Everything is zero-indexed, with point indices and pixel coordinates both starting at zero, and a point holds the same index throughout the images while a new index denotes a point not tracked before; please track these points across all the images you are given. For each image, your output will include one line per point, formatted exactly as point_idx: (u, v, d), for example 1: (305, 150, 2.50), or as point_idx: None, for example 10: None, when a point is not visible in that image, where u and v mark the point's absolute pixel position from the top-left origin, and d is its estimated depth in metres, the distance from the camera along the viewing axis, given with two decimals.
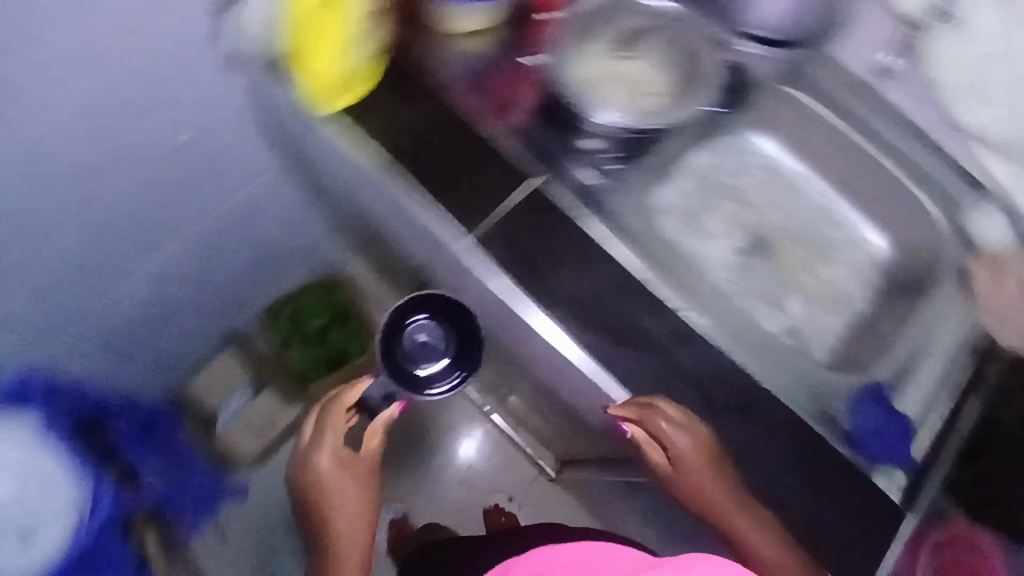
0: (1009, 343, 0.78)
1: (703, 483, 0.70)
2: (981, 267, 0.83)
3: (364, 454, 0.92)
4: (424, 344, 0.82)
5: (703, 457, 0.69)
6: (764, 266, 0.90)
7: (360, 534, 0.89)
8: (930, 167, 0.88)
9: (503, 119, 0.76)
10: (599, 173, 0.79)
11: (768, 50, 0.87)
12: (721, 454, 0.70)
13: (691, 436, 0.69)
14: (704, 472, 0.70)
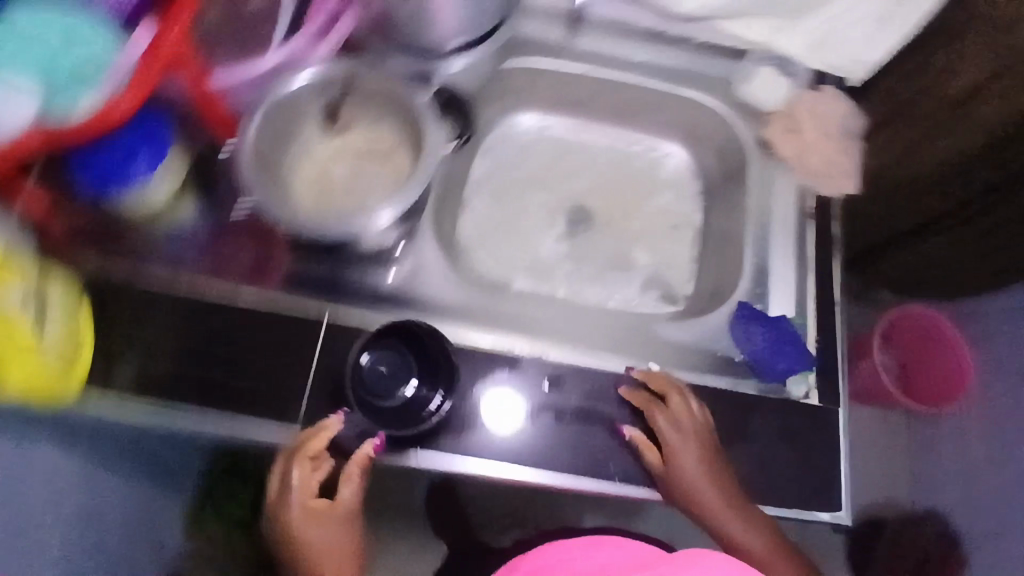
0: (828, 193, 0.79)
1: (701, 481, 0.64)
2: (773, 130, 0.82)
3: (340, 512, 0.64)
4: (383, 375, 0.65)
5: (704, 441, 0.65)
6: (596, 237, 0.88)
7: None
8: (681, 63, 0.84)
9: (261, 286, 0.70)
10: (391, 266, 0.75)
11: (470, 55, 0.77)
12: (714, 442, 0.66)
13: (689, 421, 0.65)
14: (699, 461, 0.64)
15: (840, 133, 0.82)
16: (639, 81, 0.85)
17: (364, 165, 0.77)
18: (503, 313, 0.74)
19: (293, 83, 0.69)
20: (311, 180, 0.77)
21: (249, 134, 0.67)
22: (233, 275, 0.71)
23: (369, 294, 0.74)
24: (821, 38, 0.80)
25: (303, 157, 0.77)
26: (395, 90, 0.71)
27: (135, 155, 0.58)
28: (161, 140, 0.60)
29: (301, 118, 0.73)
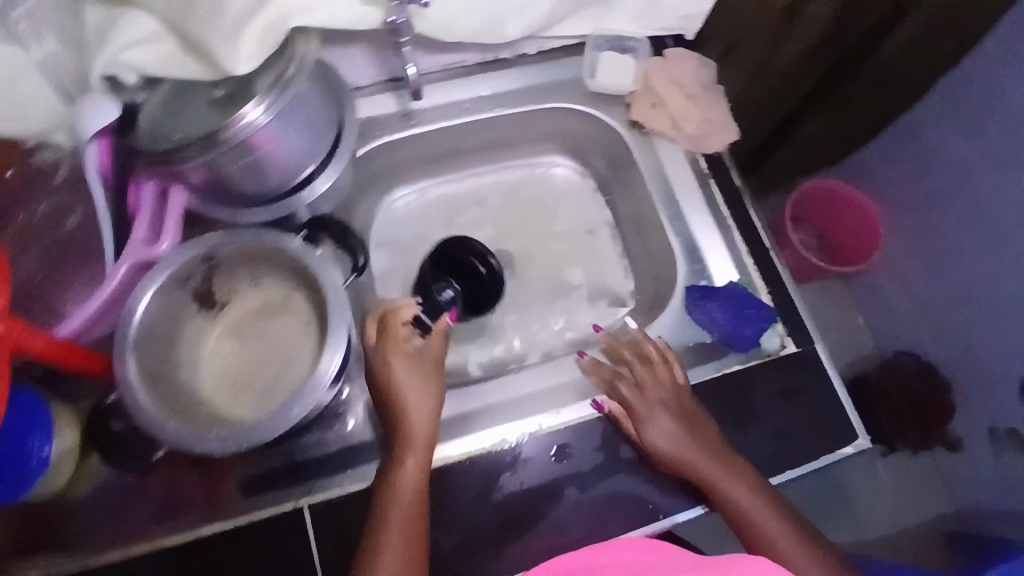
0: (715, 150, 0.79)
1: (680, 441, 0.63)
2: (640, 109, 0.80)
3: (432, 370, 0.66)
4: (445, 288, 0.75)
5: (675, 397, 0.66)
6: (525, 277, 0.86)
7: (416, 528, 0.58)
8: (527, 81, 0.82)
9: (220, 507, 0.65)
10: (346, 413, 0.69)
11: (328, 173, 0.69)
12: (688, 400, 0.67)
13: (659, 382, 0.67)
14: (675, 418, 0.65)
15: (702, 89, 0.79)
16: (498, 112, 0.81)
17: (263, 326, 0.71)
18: (481, 406, 0.69)
19: (148, 291, 0.61)
20: (217, 370, 0.69)
21: (129, 362, 0.59)
22: (194, 510, 0.64)
23: (340, 454, 0.67)
24: (645, 8, 0.77)
25: (195, 350, 0.69)
26: (257, 244, 0.64)
27: (21, 437, 0.58)
28: (38, 412, 0.60)
29: (177, 315, 0.66)
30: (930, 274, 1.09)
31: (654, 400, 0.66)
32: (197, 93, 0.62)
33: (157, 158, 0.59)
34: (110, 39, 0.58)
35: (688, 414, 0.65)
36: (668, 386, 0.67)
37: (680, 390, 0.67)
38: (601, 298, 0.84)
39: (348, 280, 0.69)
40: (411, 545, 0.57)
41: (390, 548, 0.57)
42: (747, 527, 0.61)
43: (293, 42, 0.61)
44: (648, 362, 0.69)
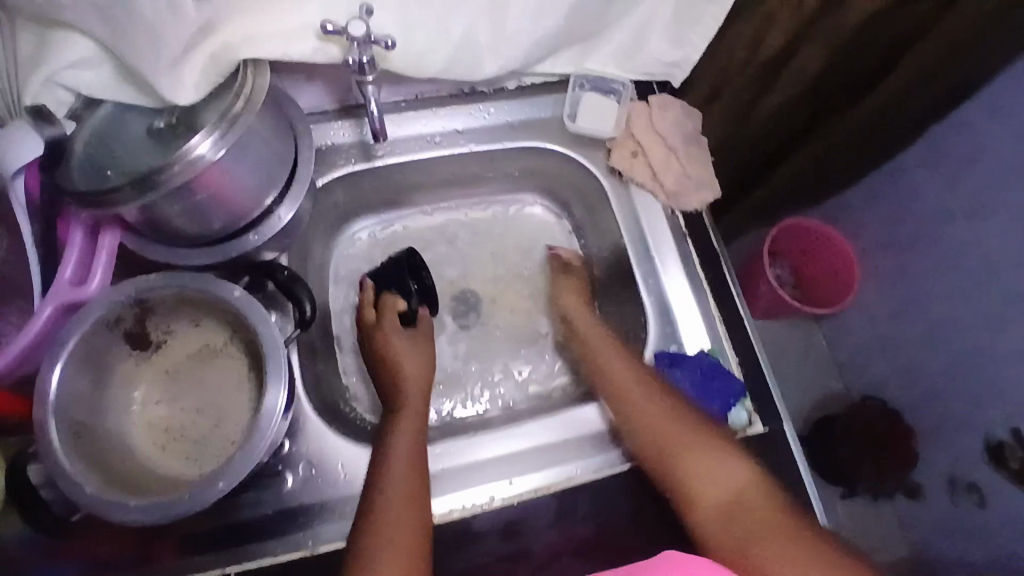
0: (692, 205, 0.75)
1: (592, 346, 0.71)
2: (620, 156, 0.76)
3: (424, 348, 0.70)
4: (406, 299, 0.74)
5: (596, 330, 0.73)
6: (492, 324, 0.81)
7: (416, 451, 0.61)
8: (503, 118, 0.77)
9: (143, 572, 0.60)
10: (285, 470, 0.64)
11: (281, 211, 0.64)
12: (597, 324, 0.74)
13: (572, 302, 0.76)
14: (605, 348, 0.70)
15: (684, 139, 0.76)
16: (471, 148, 0.77)
17: (200, 370, 0.66)
18: (432, 472, 0.66)
19: (72, 336, 0.56)
20: (150, 416, 0.64)
21: (49, 406, 0.54)
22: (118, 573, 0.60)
23: (276, 516, 0.63)
24: (629, 51, 0.73)
25: (126, 394, 0.64)
26: (195, 288, 0.59)
27: None
28: None
29: (105, 359, 0.61)
30: (897, 320, 1.05)
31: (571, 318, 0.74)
32: (138, 120, 0.57)
33: (85, 202, 0.52)
34: (45, 62, 0.55)
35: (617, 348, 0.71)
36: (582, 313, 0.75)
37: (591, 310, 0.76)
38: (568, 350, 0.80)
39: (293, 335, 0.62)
40: (411, 464, 0.60)
41: (395, 467, 0.59)
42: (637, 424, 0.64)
43: (243, 72, 0.55)
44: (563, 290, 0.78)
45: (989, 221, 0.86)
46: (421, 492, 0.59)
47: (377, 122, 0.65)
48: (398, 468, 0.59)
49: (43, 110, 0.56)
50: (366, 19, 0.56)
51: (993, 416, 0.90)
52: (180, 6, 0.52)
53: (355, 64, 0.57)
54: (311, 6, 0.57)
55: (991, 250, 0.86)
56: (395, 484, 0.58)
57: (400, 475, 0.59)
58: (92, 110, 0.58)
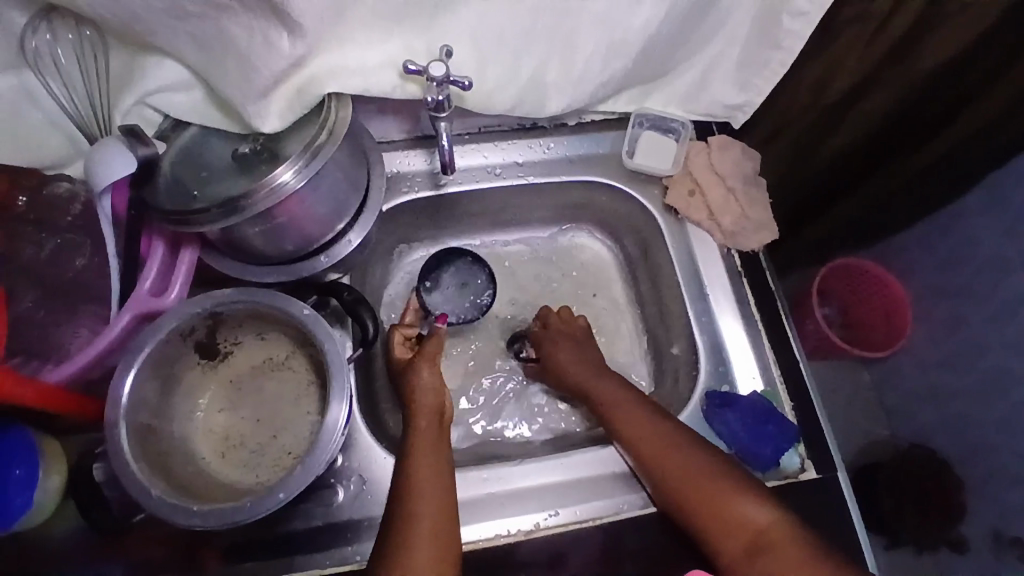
0: (746, 244, 0.75)
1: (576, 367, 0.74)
2: (676, 194, 0.77)
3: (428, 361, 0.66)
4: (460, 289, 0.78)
5: (599, 371, 0.72)
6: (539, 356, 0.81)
7: (440, 479, 0.60)
8: (563, 152, 0.79)
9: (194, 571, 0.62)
10: (336, 484, 0.66)
11: (353, 234, 0.67)
12: (601, 360, 0.74)
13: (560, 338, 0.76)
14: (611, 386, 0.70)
15: (743, 180, 0.76)
16: (531, 180, 0.79)
17: (261, 381, 0.69)
18: (478, 496, 0.67)
19: (149, 341, 0.59)
20: (212, 422, 0.67)
21: (121, 408, 0.57)
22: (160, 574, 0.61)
23: (326, 529, 0.64)
24: (691, 93, 0.75)
25: (190, 401, 0.66)
26: (261, 302, 0.61)
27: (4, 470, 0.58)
28: (26, 449, 0.60)
29: (175, 366, 0.64)
30: (949, 367, 0.99)
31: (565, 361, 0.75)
32: (220, 143, 0.61)
33: (174, 219, 0.56)
34: (137, 84, 0.59)
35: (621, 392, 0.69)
36: (573, 356, 0.74)
37: (583, 342, 0.75)
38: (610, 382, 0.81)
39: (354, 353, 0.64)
40: (437, 498, 0.59)
41: (421, 497, 0.58)
42: (650, 456, 0.64)
43: (327, 106, 0.59)
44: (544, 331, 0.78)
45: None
46: (450, 525, 0.58)
47: (446, 153, 0.67)
48: (423, 497, 0.58)
49: (136, 131, 0.59)
50: (445, 59, 0.58)
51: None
52: (273, 40, 0.55)
53: (433, 101, 0.61)
54: (394, 45, 0.60)
55: None
56: (422, 516, 0.57)
57: (426, 506, 0.58)
58: (177, 130, 0.62)
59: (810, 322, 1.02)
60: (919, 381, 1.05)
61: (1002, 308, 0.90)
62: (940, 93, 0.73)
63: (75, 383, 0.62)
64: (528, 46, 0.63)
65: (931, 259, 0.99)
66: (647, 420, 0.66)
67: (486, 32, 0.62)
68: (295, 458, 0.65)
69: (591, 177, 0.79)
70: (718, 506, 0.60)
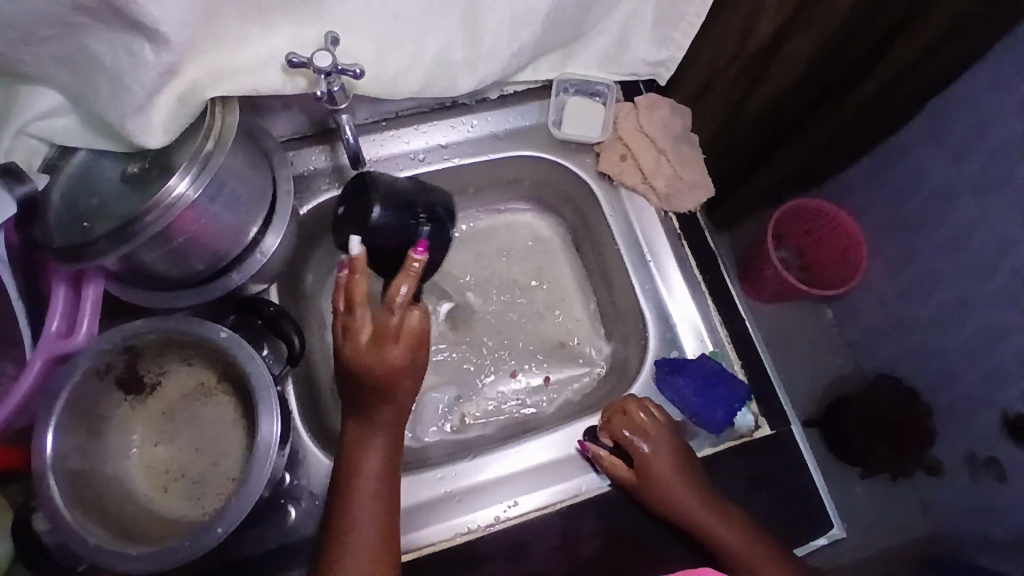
0: (683, 205, 0.73)
1: (660, 462, 0.64)
2: (608, 160, 0.74)
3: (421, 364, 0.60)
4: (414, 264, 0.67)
5: (695, 480, 0.63)
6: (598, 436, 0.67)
7: (389, 486, 0.58)
8: (487, 128, 0.75)
9: None
10: (288, 503, 0.64)
11: (268, 243, 0.64)
12: (696, 463, 0.65)
13: (662, 443, 0.65)
14: (661, 458, 0.64)
15: (673, 139, 0.74)
16: (456, 162, 0.75)
17: (196, 408, 0.66)
18: (436, 496, 0.66)
19: (64, 387, 0.56)
20: (149, 458, 0.64)
21: (47, 457, 0.54)
22: None
23: (281, 551, 0.63)
24: (611, 53, 0.71)
25: (122, 439, 0.63)
26: (177, 328, 0.58)
27: None
28: None
29: (99, 407, 0.60)
30: (906, 299, 0.99)
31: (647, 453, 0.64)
32: (112, 165, 0.56)
33: (64, 254, 0.52)
34: (13, 116, 0.54)
35: (711, 500, 0.63)
36: (675, 467, 0.63)
37: (681, 447, 0.65)
38: (561, 359, 0.79)
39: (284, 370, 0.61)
40: (384, 511, 0.57)
41: (365, 506, 0.57)
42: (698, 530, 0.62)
43: (210, 113, 0.54)
44: (645, 434, 0.65)
45: (996, 194, 0.80)
46: (393, 534, 0.57)
47: (353, 147, 0.63)
48: (368, 505, 0.57)
49: (12, 167, 0.53)
50: (332, 49, 0.54)
51: (1013, 392, 0.86)
52: (136, 51, 0.50)
53: (326, 94, 0.57)
54: (279, 39, 0.56)
55: (998, 224, 0.81)
56: (367, 526, 0.56)
57: (371, 516, 0.57)
58: (65, 158, 0.57)
59: (768, 268, 1.00)
60: (875, 315, 1.06)
61: (948, 236, 0.89)
62: (866, 27, 0.70)
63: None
64: (427, 24, 0.59)
65: (877, 194, 0.99)
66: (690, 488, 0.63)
67: (378, 14, 0.57)
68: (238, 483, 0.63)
69: (519, 151, 0.76)
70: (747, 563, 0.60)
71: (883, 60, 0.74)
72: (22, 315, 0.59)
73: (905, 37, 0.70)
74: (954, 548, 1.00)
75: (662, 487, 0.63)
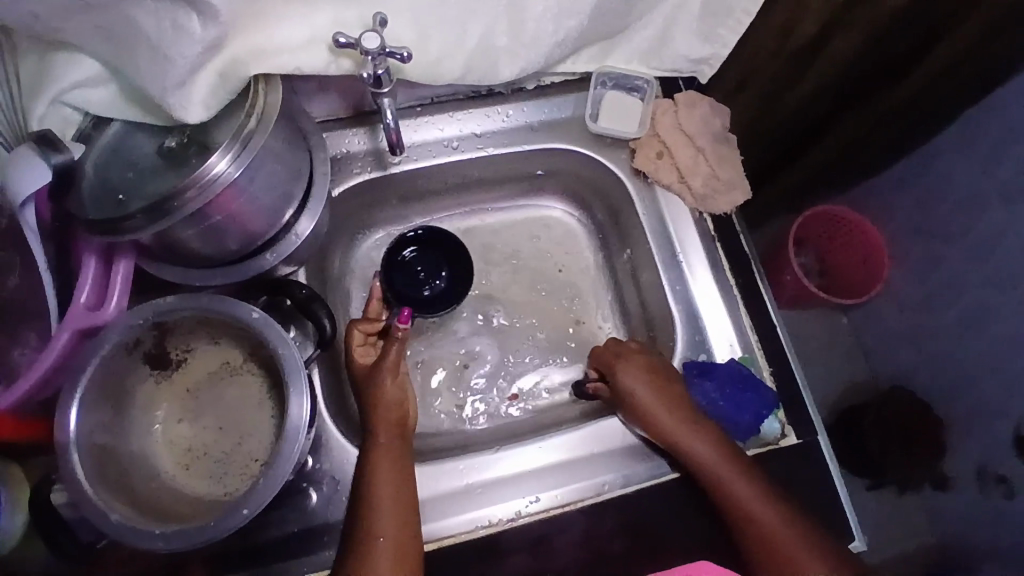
0: (717, 206, 0.72)
1: (638, 396, 0.65)
2: (644, 157, 0.73)
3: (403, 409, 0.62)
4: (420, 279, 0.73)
5: (687, 421, 0.64)
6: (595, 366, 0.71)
7: (404, 487, 0.58)
8: (523, 118, 0.74)
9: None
10: (310, 487, 0.64)
11: (303, 223, 0.63)
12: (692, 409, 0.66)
13: (640, 377, 0.66)
14: (643, 393, 0.65)
15: (711, 140, 0.73)
16: (490, 152, 0.74)
17: (220, 388, 0.66)
18: (457, 488, 0.66)
19: (93, 361, 0.55)
20: (173, 436, 0.64)
21: (71, 432, 0.54)
22: None
23: (302, 535, 0.62)
24: (653, 48, 0.70)
25: (147, 415, 0.63)
26: (207, 305, 0.57)
27: None
28: None
29: (126, 382, 0.60)
30: (925, 311, 0.98)
31: (625, 384, 0.66)
32: (149, 139, 0.55)
33: (99, 228, 0.51)
34: (50, 83, 0.53)
35: (701, 443, 0.63)
36: (656, 400, 0.65)
37: (662, 380, 0.66)
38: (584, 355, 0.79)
39: (314, 354, 0.61)
40: (402, 519, 0.57)
41: (381, 518, 0.56)
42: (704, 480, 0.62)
43: (254, 90, 0.54)
44: (623, 366, 0.67)
45: None
46: (415, 542, 0.56)
47: (393, 132, 0.62)
48: (385, 517, 0.56)
49: (49, 135, 0.53)
50: (380, 31, 0.54)
51: None
52: (182, 22, 0.49)
53: (371, 77, 0.56)
54: (322, 18, 0.55)
55: None
56: (383, 534, 0.56)
57: (386, 525, 0.56)
58: (100, 129, 0.56)
59: (788, 273, 0.99)
60: (896, 326, 1.05)
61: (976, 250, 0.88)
62: (914, 32, 0.69)
63: (22, 406, 0.58)
64: (470, 8, 0.58)
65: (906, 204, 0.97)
66: (672, 422, 0.64)
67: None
68: (262, 465, 0.62)
69: (554, 143, 0.75)
70: (776, 539, 0.59)
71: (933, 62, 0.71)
72: (50, 285, 0.59)
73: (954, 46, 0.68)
74: (961, 561, 0.99)
75: (646, 423, 0.65)
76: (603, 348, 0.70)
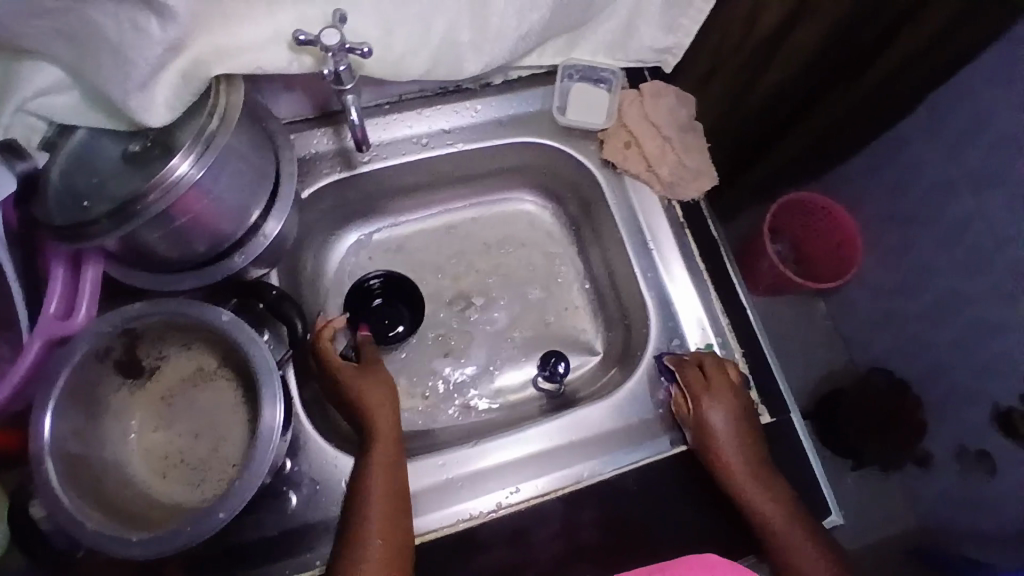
0: (685, 193, 0.73)
1: (724, 435, 0.64)
2: (612, 147, 0.74)
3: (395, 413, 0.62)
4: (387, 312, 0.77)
5: (753, 454, 0.64)
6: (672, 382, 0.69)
7: (389, 487, 0.58)
8: (492, 113, 0.75)
9: None
10: (289, 489, 0.64)
11: (271, 224, 0.63)
12: (760, 445, 0.65)
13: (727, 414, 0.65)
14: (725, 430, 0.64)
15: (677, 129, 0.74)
16: (459, 148, 0.74)
17: (194, 394, 0.65)
18: (438, 483, 0.66)
19: (62, 369, 0.55)
20: (148, 443, 0.63)
21: (44, 440, 0.53)
22: None
23: (282, 538, 0.62)
24: (617, 39, 0.71)
25: (121, 424, 0.62)
26: (178, 308, 0.57)
27: None
28: None
29: (98, 390, 0.59)
30: (897, 290, 0.99)
31: (709, 416, 0.65)
32: (114, 144, 0.55)
33: (66, 232, 0.51)
34: (10, 91, 0.51)
35: (759, 478, 0.62)
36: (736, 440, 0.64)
37: (746, 424, 0.65)
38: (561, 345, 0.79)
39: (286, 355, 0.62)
40: (387, 516, 0.57)
41: (371, 515, 0.56)
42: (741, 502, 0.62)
43: (216, 90, 0.54)
44: (712, 399, 0.65)
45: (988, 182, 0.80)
46: (404, 539, 0.56)
47: (358, 129, 0.62)
48: (368, 511, 0.56)
49: (12, 143, 0.53)
50: (340, 28, 0.54)
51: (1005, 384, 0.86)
52: (142, 24, 0.49)
53: (333, 74, 0.56)
54: (283, 16, 0.56)
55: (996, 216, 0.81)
56: (369, 528, 0.56)
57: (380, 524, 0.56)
58: (65, 136, 0.55)
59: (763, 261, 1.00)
60: (869, 307, 1.06)
61: (943, 229, 0.89)
62: (872, 17, 0.70)
63: None
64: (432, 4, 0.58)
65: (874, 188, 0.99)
66: (740, 456, 0.63)
67: None
68: (238, 469, 0.62)
69: (522, 136, 0.75)
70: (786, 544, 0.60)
71: (892, 47, 0.73)
72: (20, 296, 0.58)
73: (910, 29, 0.70)
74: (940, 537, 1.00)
75: (716, 452, 0.64)
76: (688, 368, 0.67)
